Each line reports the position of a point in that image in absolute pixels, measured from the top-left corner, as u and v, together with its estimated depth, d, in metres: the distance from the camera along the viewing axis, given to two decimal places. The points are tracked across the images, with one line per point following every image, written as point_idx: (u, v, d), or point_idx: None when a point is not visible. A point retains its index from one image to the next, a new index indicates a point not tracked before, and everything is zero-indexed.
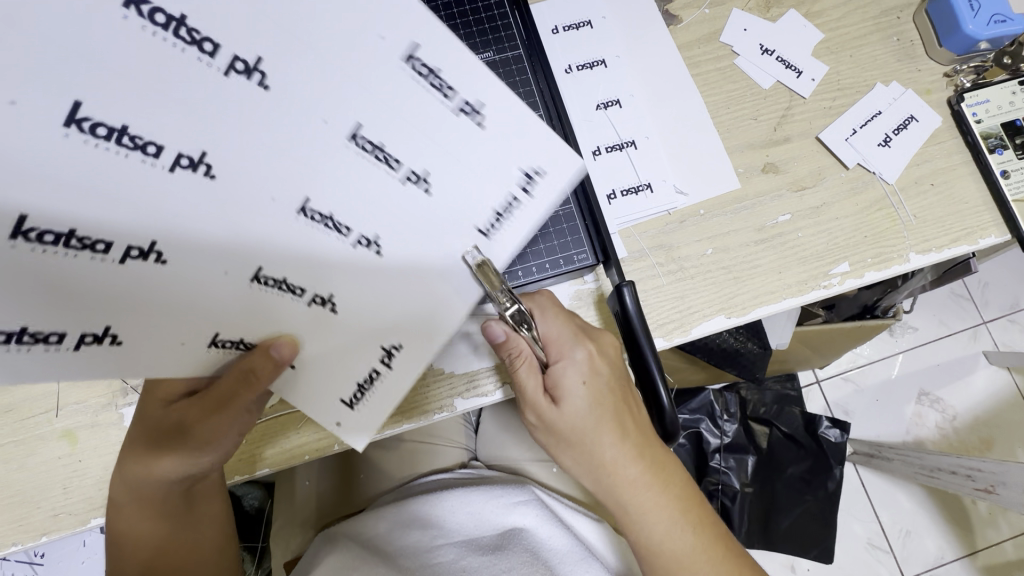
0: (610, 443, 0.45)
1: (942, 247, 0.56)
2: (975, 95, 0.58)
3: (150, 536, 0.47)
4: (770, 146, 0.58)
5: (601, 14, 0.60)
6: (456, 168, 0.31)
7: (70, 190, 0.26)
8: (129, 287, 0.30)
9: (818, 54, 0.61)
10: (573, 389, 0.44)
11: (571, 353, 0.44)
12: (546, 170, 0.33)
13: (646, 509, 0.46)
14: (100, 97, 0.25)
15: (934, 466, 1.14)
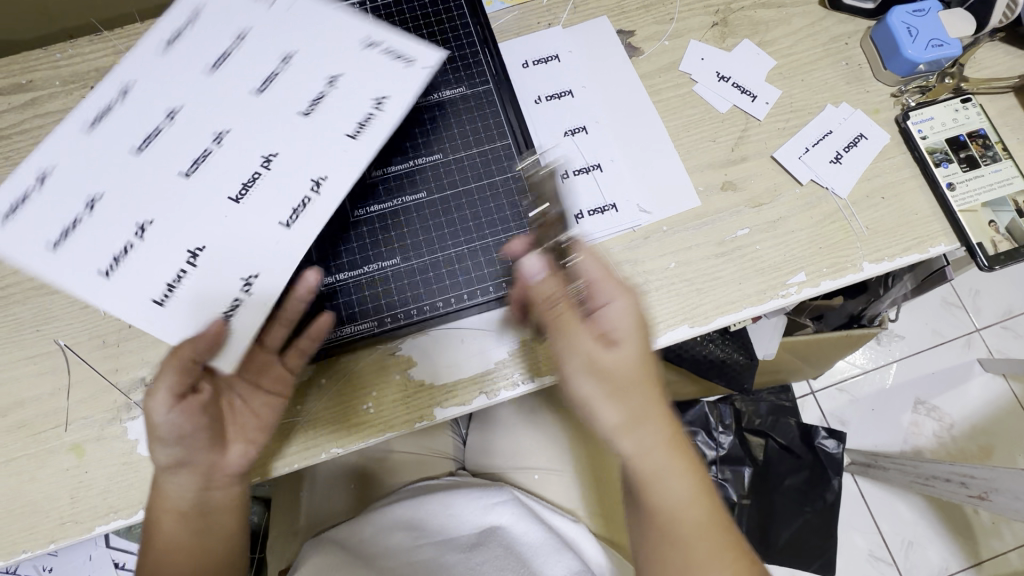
0: (640, 398, 0.44)
1: (894, 256, 0.59)
2: (920, 114, 0.62)
3: (167, 550, 0.48)
4: (728, 165, 0.62)
5: (567, 49, 0.65)
6: (288, 80, 0.51)
7: (215, 240, 0.48)
8: (295, 246, 0.49)
9: (772, 78, 0.65)
10: (626, 333, 0.45)
11: (615, 299, 0.46)
12: (248, 21, 0.52)
13: (663, 466, 0.44)
14: (207, 222, 0.48)
15: (930, 473, 1.14)
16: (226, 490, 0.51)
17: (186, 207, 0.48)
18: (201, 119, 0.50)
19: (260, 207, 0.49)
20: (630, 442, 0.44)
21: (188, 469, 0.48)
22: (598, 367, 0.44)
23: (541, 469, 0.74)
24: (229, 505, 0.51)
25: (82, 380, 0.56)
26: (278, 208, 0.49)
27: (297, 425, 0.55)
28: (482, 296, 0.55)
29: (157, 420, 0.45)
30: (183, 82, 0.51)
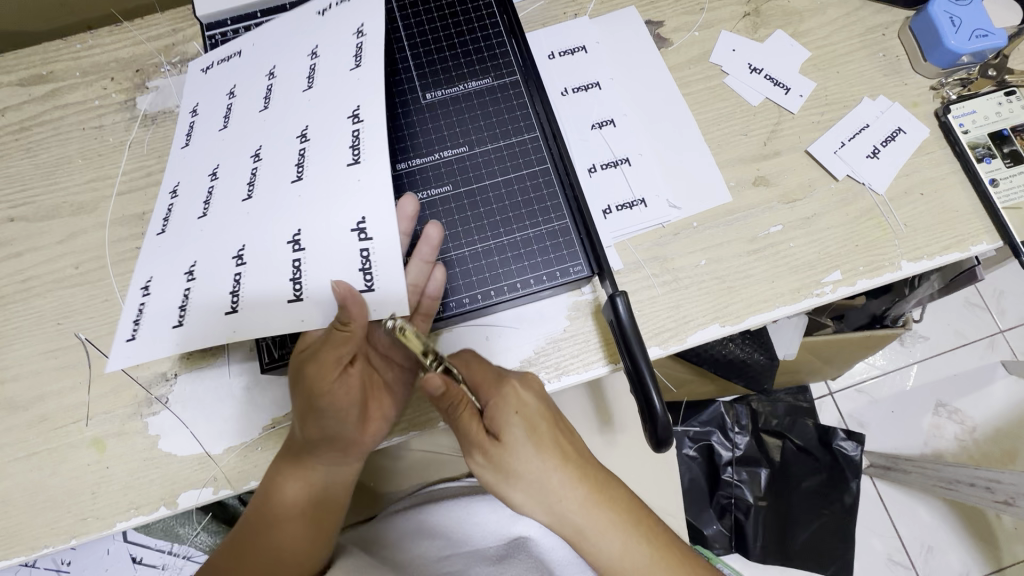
0: (555, 471, 0.49)
1: (934, 255, 0.57)
2: (961, 107, 0.60)
3: (278, 537, 0.52)
4: (760, 160, 0.60)
5: (594, 39, 0.63)
6: (289, 84, 0.56)
7: (269, 219, 0.50)
8: (341, 193, 0.49)
9: (805, 70, 0.63)
10: (506, 421, 0.49)
11: (497, 391, 0.49)
12: (236, 55, 0.59)
13: (613, 540, 0.49)
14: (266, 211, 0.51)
15: (952, 478, 1.12)
16: (345, 476, 0.54)
17: (243, 225, 0.51)
18: (239, 152, 0.54)
19: (320, 167, 0.51)
20: (570, 528, 0.50)
21: (325, 453, 0.51)
22: (512, 467, 0.48)
23: None
24: (338, 494, 0.55)
25: (103, 374, 0.55)
26: (339, 153, 0.50)
27: None
28: (511, 291, 0.53)
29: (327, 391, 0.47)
30: (192, 133, 0.57)
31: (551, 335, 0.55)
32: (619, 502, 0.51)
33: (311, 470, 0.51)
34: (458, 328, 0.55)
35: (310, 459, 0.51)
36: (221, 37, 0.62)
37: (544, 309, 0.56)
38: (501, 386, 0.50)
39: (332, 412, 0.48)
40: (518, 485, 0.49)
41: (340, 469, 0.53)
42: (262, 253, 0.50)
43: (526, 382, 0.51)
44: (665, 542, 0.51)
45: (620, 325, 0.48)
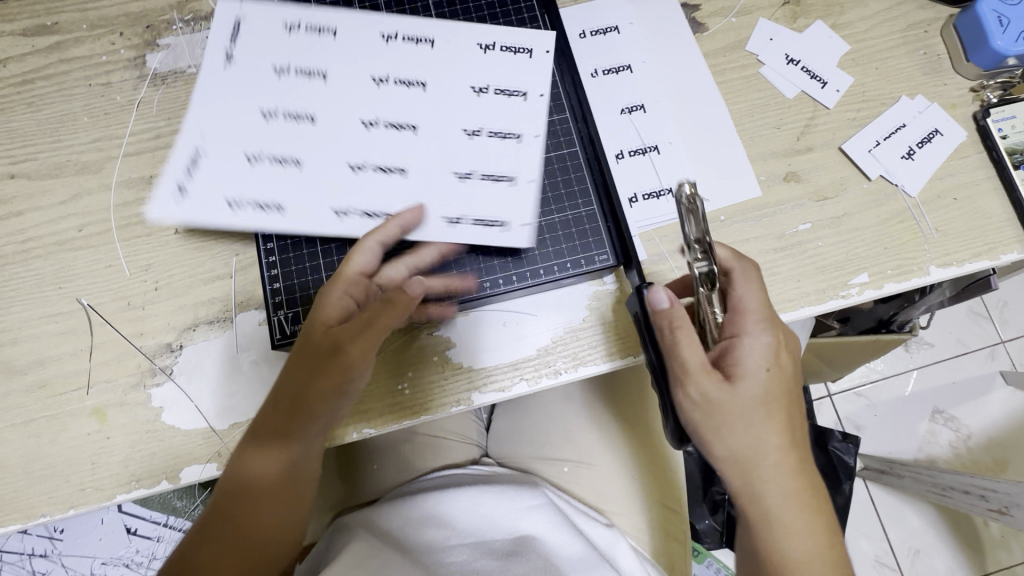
0: (780, 426, 0.42)
1: (964, 261, 0.56)
2: (1001, 111, 0.58)
3: (239, 523, 0.46)
4: (793, 156, 0.58)
5: (628, 20, 0.60)
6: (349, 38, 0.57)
7: (462, 156, 0.55)
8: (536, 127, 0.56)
9: (843, 64, 0.61)
10: (755, 369, 0.43)
11: (757, 334, 0.44)
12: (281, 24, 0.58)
13: (779, 483, 0.42)
14: (446, 151, 0.55)
15: (946, 484, 1.12)
16: (297, 470, 0.47)
17: (437, 162, 0.54)
18: (374, 98, 0.56)
19: (503, 108, 0.56)
20: (739, 484, 0.42)
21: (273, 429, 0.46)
22: (726, 407, 0.42)
23: (569, 461, 0.69)
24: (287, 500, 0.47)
25: (105, 342, 0.53)
26: (511, 94, 0.56)
27: None
28: (594, 263, 0.53)
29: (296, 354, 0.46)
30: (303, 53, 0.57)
31: (571, 325, 0.54)
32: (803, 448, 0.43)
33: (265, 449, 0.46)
34: (473, 313, 0.54)
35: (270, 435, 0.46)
36: None
37: (568, 296, 0.55)
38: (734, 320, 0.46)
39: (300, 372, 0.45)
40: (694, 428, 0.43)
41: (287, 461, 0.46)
42: (415, 206, 0.54)
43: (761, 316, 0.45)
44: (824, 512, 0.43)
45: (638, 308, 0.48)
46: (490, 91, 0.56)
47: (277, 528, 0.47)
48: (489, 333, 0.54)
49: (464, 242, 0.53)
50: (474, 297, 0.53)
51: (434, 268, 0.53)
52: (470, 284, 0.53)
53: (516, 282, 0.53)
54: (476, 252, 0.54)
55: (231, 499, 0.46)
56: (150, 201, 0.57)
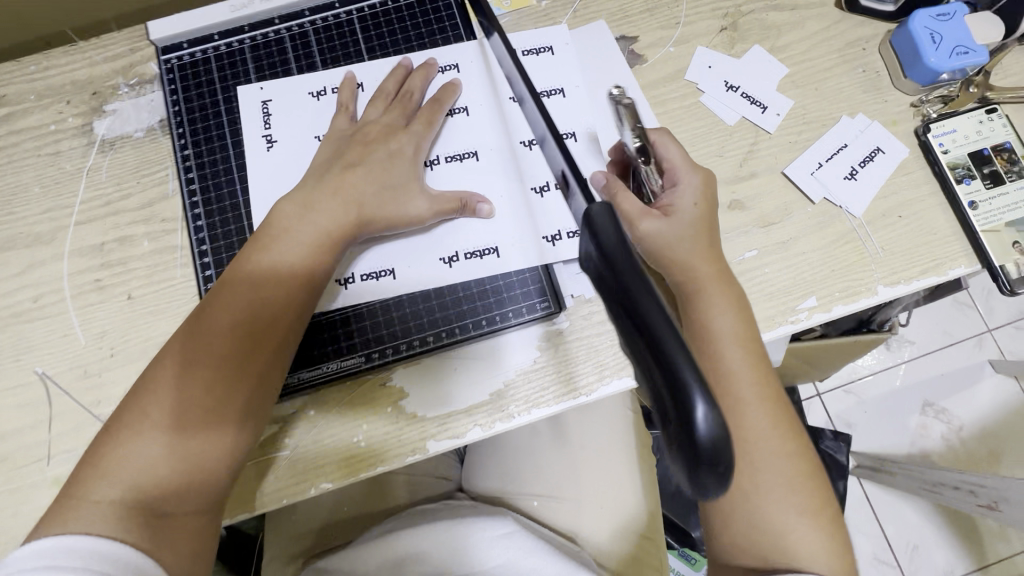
0: (735, 359, 0.48)
1: (911, 278, 0.56)
2: (941, 125, 0.59)
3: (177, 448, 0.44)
4: (736, 183, 0.58)
5: (563, 40, 0.61)
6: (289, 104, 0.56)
7: (419, 234, 0.55)
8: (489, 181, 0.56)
9: (783, 87, 0.61)
10: (685, 203, 0.52)
11: (687, 178, 0.52)
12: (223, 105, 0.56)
13: (756, 412, 0.47)
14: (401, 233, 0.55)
15: (937, 480, 1.12)
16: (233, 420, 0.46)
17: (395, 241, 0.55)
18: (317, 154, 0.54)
19: (460, 175, 0.56)
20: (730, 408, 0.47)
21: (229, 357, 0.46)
22: (714, 337, 0.48)
23: (539, 494, 0.69)
24: (188, 450, 0.44)
25: (64, 412, 0.54)
26: (467, 159, 0.57)
27: (290, 459, 0.53)
28: (536, 310, 0.55)
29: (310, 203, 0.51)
30: (245, 117, 0.55)
31: (521, 367, 0.54)
32: (771, 372, 0.49)
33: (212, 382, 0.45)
34: (420, 362, 0.54)
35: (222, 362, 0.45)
36: (178, 61, 0.57)
37: (515, 338, 0.55)
38: (687, 263, 0.50)
39: (211, 313, 0.47)
40: (651, 253, 0.50)
41: (185, 401, 0.44)
42: (376, 286, 0.54)
43: (715, 283, 0.50)
44: (805, 454, 0.48)
45: (601, 251, 0.28)
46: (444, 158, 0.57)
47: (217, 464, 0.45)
48: (445, 380, 0.54)
49: (407, 297, 0.55)
50: (418, 351, 0.54)
51: (379, 323, 0.54)
52: (413, 338, 0.54)
53: (459, 332, 0.54)
54: (419, 303, 0.55)
55: (120, 450, 0.43)
56: (103, 268, 0.57)
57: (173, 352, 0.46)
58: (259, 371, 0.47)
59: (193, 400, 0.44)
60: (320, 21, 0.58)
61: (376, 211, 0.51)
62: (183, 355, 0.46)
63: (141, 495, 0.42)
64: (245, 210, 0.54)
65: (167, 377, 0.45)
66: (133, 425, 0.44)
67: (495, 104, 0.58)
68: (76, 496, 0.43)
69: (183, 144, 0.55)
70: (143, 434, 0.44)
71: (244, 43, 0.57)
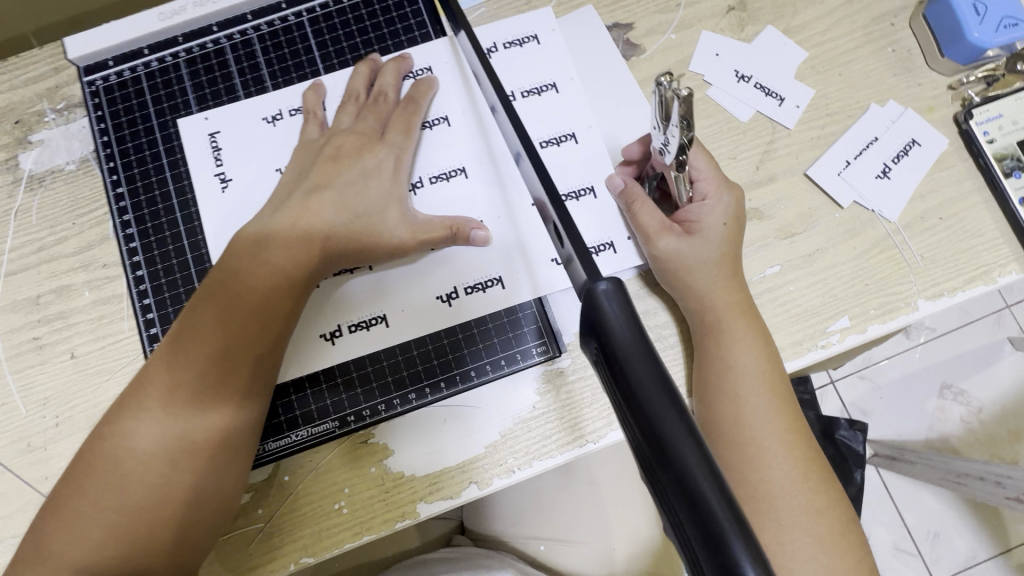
0: (761, 404, 0.42)
1: (955, 289, 0.50)
2: (985, 111, 0.51)
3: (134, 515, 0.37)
4: (753, 189, 0.51)
5: (548, 26, 0.52)
6: (234, 126, 0.48)
7: (397, 272, 0.48)
8: (473, 204, 0.48)
9: (801, 75, 0.53)
10: (710, 224, 0.45)
11: (719, 197, 0.45)
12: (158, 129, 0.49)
13: (780, 463, 0.40)
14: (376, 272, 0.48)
15: (959, 471, 0.93)
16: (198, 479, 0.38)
17: (370, 281, 0.48)
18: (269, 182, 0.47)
19: (439, 198, 0.48)
20: (746, 458, 0.40)
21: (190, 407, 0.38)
22: (733, 376, 0.42)
23: (546, 538, 0.64)
24: (149, 523, 0.37)
25: (8, 492, 0.48)
26: (446, 179, 0.49)
27: (262, 533, 0.46)
28: (531, 355, 0.48)
29: (276, 226, 0.42)
30: (185, 146, 0.48)
31: (520, 415, 0.48)
32: (799, 416, 0.43)
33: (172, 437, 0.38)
34: (404, 415, 0.48)
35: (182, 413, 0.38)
36: (103, 82, 0.49)
37: (510, 384, 0.48)
38: (707, 293, 0.44)
39: (173, 352, 0.39)
40: (669, 282, 0.45)
41: (147, 464, 0.38)
42: (354, 336, 0.48)
43: (740, 318, 0.44)
44: (841, 508, 0.40)
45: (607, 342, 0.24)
46: (421, 178, 0.48)
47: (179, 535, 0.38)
48: (433, 434, 0.48)
49: (382, 350, 0.48)
50: (399, 410, 0.48)
51: (353, 378, 0.48)
52: (392, 397, 0.48)
53: (444, 386, 0.48)
54: (397, 354, 0.48)
55: (73, 523, 0.37)
56: (41, 324, 0.51)
57: (128, 402, 0.39)
58: (231, 425, 0.39)
59: (154, 462, 0.38)
60: (265, 26, 0.50)
61: (351, 238, 0.43)
62: (143, 404, 0.39)
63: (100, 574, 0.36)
64: (191, 254, 0.47)
65: (123, 432, 0.38)
66: (88, 490, 0.37)
67: (478, 113, 0.49)
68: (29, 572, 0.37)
69: (115, 180, 0.48)
70: (97, 504, 0.37)
71: (179, 56, 0.50)
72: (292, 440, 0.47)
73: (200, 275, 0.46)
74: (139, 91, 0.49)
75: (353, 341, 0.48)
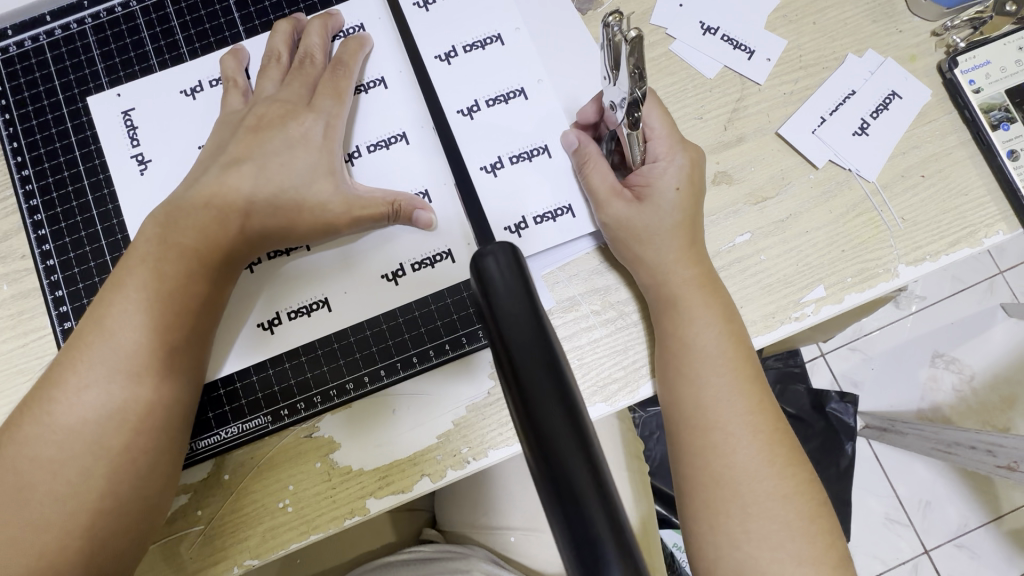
0: (724, 385, 0.38)
1: (939, 253, 0.46)
2: (971, 57, 0.47)
3: (48, 524, 0.34)
4: (720, 151, 0.47)
5: None
6: (149, 98, 0.44)
7: (334, 252, 0.45)
8: (414, 174, 0.44)
9: (772, 25, 0.49)
10: (664, 189, 0.41)
11: (673, 158, 0.42)
12: (67, 105, 0.44)
13: (746, 446, 0.37)
14: (312, 252, 0.45)
15: (950, 440, 0.90)
16: (120, 481, 0.35)
17: (306, 264, 0.45)
18: (188, 158, 0.43)
19: (377, 169, 0.44)
20: (708, 443, 0.38)
21: (104, 401, 0.35)
22: (694, 355, 0.39)
23: (517, 529, 0.61)
24: (62, 534, 0.34)
25: None
26: (383, 147, 0.44)
27: (202, 535, 0.43)
28: (481, 338, 0.45)
29: (192, 207, 0.39)
30: (93, 121, 0.44)
31: (474, 402, 0.45)
32: (768, 395, 0.39)
33: (88, 434, 0.35)
34: (350, 406, 0.45)
35: (95, 409, 0.35)
36: (1, 53, 0.45)
37: (461, 368, 0.45)
38: (662, 265, 0.41)
39: (86, 345, 0.36)
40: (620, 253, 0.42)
41: (62, 469, 0.34)
42: (293, 322, 0.45)
43: (702, 292, 0.40)
44: (815, 491, 0.37)
45: (491, 308, 0.23)
46: (357, 147, 0.44)
47: (105, 538, 0.35)
48: (380, 425, 0.45)
49: (318, 338, 0.45)
50: (339, 400, 0.44)
51: (289, 368, 0.45)
52: (329, 387, 0.44)
53: (386, 374, 0.45)
54: (333, 342, 0.45)
55: None
56: None
57: (32, 406, 0.36)
58: (148, 425, 0.36)
59: (65, 468, 0.34)
60: None
61: (276, 214, 0.40)
62: (51, 404, 0.35)
63: None
64: (106, 241, 0.43)
65: (27, 440, 0.35)
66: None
67: (416, 74, 0.45)
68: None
69: (21, 162, 0.44)
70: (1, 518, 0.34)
71: (84, 23, 0.45)
72: (230, 435, 0.44)
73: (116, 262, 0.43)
74: (42, 62, 0.45)
75: (292, 328, 0.44)
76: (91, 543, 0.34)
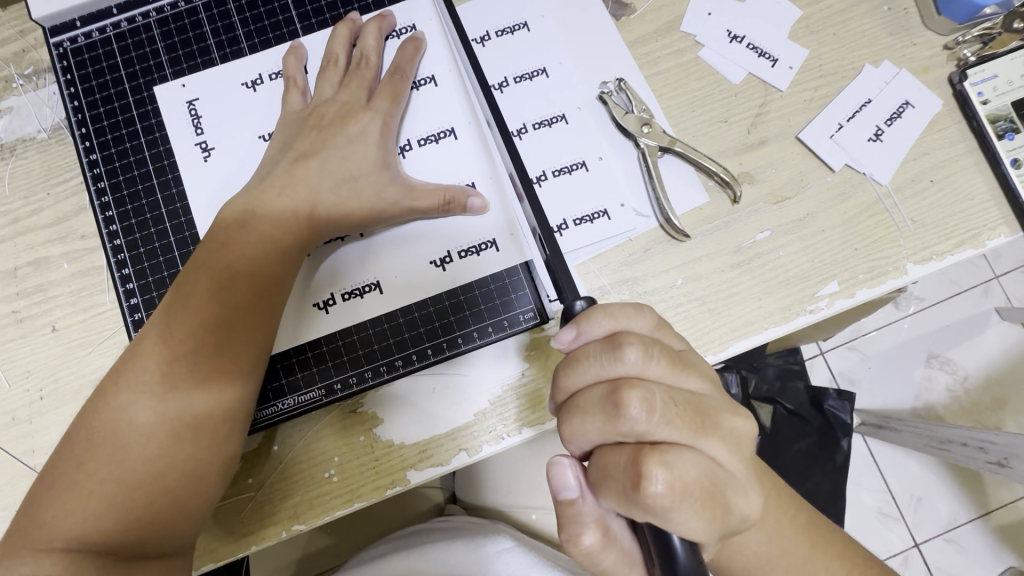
0: None
1: (944, 254, 0.49)
2: (980, 71, 0.51)
3: (140, 484, 0.37)
4: (744, 152, 0.50)
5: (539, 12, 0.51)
6: (211, 90, 0.47)
7: (386, 240, 0.48)
8: (461, 168, 0.47)
9: (794, 35, 0.52)
10: None
11: None
12: (134, 94, 0.47)
13: None
14: (366, 239, 0.48)
15: (945, 437, 0.93)
16: (205, 447, 0.38)
17: (359, 250, 0.48)
18: (248, 146, 0.46)
19: (428, 164, 0.47)
20: None
21: (194, 373, 0.38)
22: None
23: (538, 507, 0.65)
24: (150, 499, 0.37)
25: None
26: (433, 141, 0.47)
27: (253, 501, 0.46)
28: (520, 323, 0.48)
29: (265, 197, 0.42)
30: (159, 110, 0.47)
31: (508, 381, 0.48)
32: None
33: (179, 403, 0.38)
34: (396, 384, 0.48)
35: (184, 380, 0.38)
36: (71, 44, 0.48)
37: (498, 351, 0.48)
38: None
39: (175, 318, 0.39)
40: None
41: (152, 433, 0.37)
42: (345, 304, 0.48)
43: None
44: None
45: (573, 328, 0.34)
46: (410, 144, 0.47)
47: (190, 498, 0.38)
48: (423, 403, 0.47)
49: (369, 319, 0.48)
50: (387, 376, 0.47)
51: (340, 347, 0.47)
52: (378, 364, 0.47)
53: (431, 354, 0.48)
54: (382, 322, 0.48)
55: (75, 493, 0.36)
56: (20, 297, 0.47)
57: (123, 372, 0.39)
58: (229, 395, 0.39)
59: (157, 433, 0.38)
60: None
61: (339, 204, 0.43)
62: (143, 371, 0.38)
63: (106, 540, 0.36)
64: (169, 223, 0.46)
65: (120, 412, 0.38)
66: (87, 460, 0.37)
67: (465, 75, 0.48)
68: (15, 548, 0.36)
69: (88, 146, 0.47)
70: (98, 475, 0.37)
71: (150, 17, 0.48)
72: (284, 407, 0.47)
73: (179, 242, 0.46)
74: (110, 54, 0.48)
75: (345, 310, 0.48)
76: (178, 501, 0.38)
